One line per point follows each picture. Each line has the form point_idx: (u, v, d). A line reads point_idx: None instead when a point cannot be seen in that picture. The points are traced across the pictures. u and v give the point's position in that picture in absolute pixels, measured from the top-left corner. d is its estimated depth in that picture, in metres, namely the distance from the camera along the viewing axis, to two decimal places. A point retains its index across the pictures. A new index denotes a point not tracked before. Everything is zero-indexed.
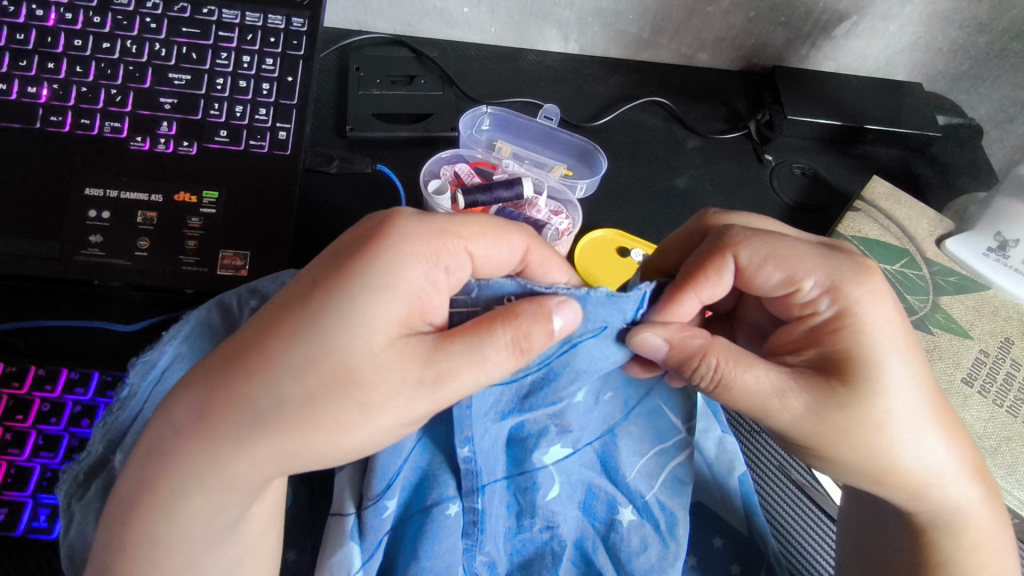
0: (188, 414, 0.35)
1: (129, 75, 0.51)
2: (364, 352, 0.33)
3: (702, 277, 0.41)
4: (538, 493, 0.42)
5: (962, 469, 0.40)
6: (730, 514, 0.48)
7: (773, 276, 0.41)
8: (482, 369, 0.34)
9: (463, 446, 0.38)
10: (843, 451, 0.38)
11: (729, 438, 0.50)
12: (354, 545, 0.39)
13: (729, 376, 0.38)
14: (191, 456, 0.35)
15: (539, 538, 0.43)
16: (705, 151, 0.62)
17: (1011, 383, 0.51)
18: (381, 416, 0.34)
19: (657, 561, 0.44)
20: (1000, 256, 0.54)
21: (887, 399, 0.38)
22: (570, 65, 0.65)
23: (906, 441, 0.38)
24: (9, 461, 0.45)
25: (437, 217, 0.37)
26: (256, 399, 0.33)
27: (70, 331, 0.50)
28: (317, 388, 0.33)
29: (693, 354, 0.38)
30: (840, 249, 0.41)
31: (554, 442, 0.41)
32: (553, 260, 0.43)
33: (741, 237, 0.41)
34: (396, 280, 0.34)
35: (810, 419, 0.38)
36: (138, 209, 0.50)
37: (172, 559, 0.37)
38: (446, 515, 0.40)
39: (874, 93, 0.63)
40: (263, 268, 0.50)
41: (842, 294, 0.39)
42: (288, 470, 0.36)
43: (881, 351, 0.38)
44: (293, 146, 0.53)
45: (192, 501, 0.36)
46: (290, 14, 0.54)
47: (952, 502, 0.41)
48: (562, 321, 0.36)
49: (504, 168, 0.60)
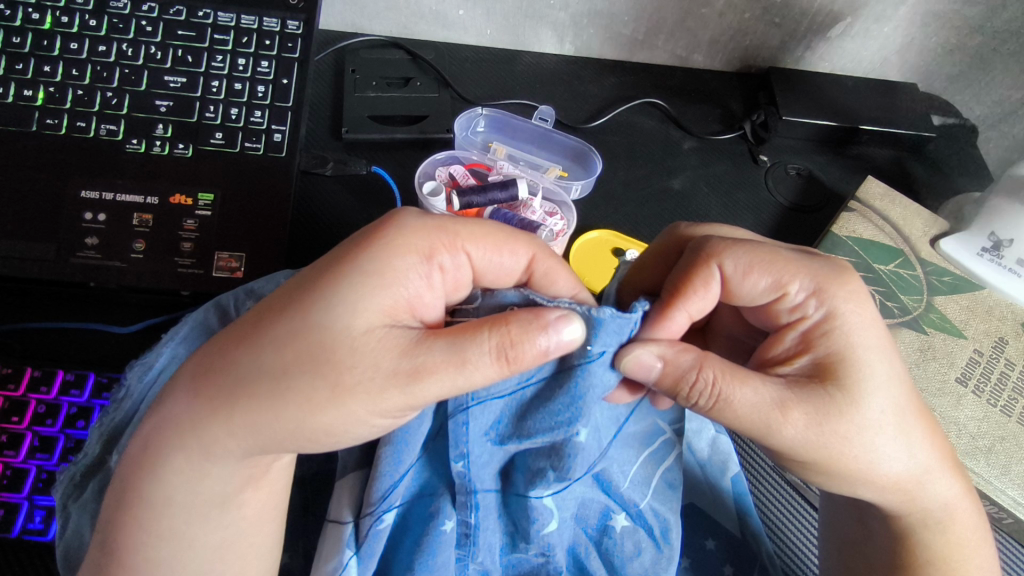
0: (184, 380, 0.37)
1: (124, 78, 0.51)
2: (342, 332, 0.33)
3: (690, 290, 0.41)
4: (534, 525, 0.40)
5: (948, 468, 0.40)
6: (721, 514, 0.49)
7: (760, 282, 0.41)
8: (462, 372, 0.34)
9: (457, 461, 0.39)
10: (841, 460, 0.38)
11: (723, 438, 0.51)
12: (348, 554, 0.39)
13: (726, 391, 0.37)
14: (177, 420, 0.36)
15: (534, 560, 0.43)
16: (700, 152, 0.63)
17: (1005, 383, 0.51)
18: (350, 402, 0.33)
19: (651, 564, 0.44)
20: (994, 256, 0.54)
21: (875, 401, 0.38)
22: (565, 66, 0.65)
23: (896, 441, 0.38)
24: (5, 462, 0.46)
25: (440, 217, 0.39)
26: (238, 368, 0.34)
27: (65, 332, 0.50)
28: (293, 361, 0.33)
29: (688, 369, 0.38)
30: (815, 253, 0.43)
31: (553, 485, 0.39)
32: (560, 270, 0.43)
33: (721, 246, 0.42)
34: (384, 268, 0.35)
35: (812, 430, 0.37)
36: (134, 212, 0.50)
37: (158, 523, 0.37)
38: (443, 531, 0.40)
39: (869, 94, 0.63)
40: (259, 269, 0.50)
41: (826, 295, 0.39)
42: (268, 445, 0.36)
43: (865, 352, 0.38)
44: (287, 148, 0.53)
45: (173, 461, 0.36)
46: (285, 17, 0.54)
47: (941, 499, 0.41)
48: (558, 336, 0.34)
49: (499, 170, 0.61)
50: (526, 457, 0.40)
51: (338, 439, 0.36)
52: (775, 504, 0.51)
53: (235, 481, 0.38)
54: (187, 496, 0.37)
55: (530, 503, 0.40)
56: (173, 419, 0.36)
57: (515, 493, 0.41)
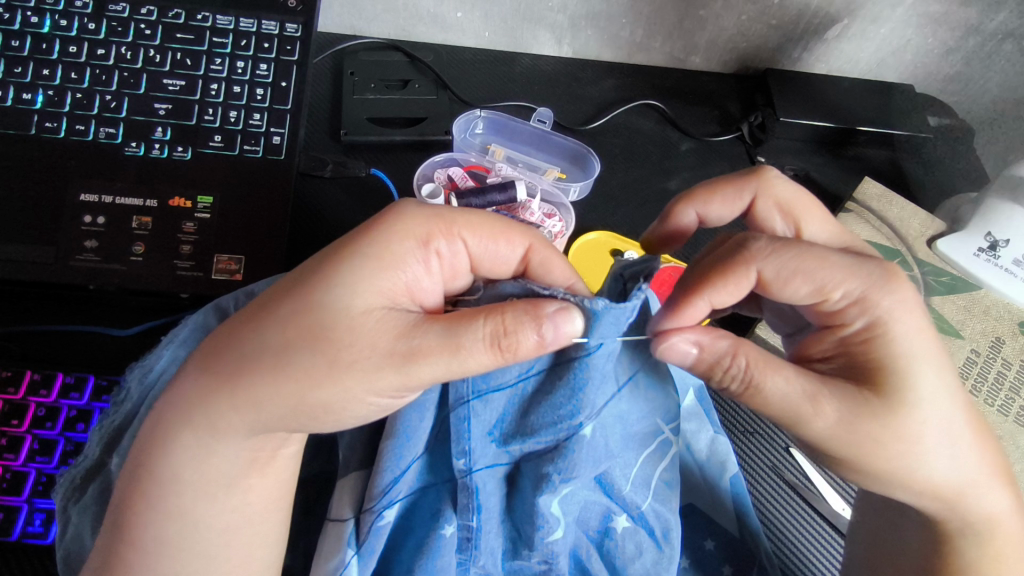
0: (193, 357, 0.38)
1: (124, 81, 0.51)
2: (342, 311, 0.35)
3: (720, 282, 0.40)
4: (540, 532, 0.40)
5: (996, 479, 0.40)
6: (719, 513, 0.49)
7: (801, 288, 0.39)
8: (455, 357, 0.34)
9: (458, 458, 0.39)
10: (876, 461, 0.38)
11: (722, 439, 0.50)
12: (350, 553, 0.39)
13: (758, 377, 0.38)
14: (182, 397, 0.37)
15: (536, 567, 0.42)
16: (698, 153, 0.63)
17: (1001, 383, 0.51)
18: (346, 378, 0.34)
19: (652, 565, 0.45)
20: (991, 256, 0.54)
21: (921, 409, 0.38)
22: (564, 68, 0.65)
23: (941, 453, 0.38)
24: (5, 465, 0.46)
25: (439, 206, 0.40)
26: (244, 345, 0.35)
27: (65, 335, 0.50)
28: (295, 337, 0.34)
29: (722, 356, 0.39)
30: (868, 254, 0.41)
31: (558, 488, 0.39)
32: (557, 260, 0.42)
33: (764, 249, 0.40)
34: (382, 252, 0.37)
35: (843, 427, 0.37)
36: (133, 215, 0.50)
37: (166, 501, 0.37)
38: (443, 536, 0.40)
39: (865, 95, 0.63)
40: (258, 272, 0.50)
41: (872, 304, 0.38)
42: (269, 424, 0.36)
43: (912, 361, 0.38)
44: (287, 150, 0.53)
45: (182, 437, 0.37)
46: (284, 20, 0.54)
47: (982, 510, 0.40)
48: (555, 330, 0.34)
49: (498, 172, 0.61)
50: (530, 458, 0.40)
51: (338, 418, 0.36)
52: (772, 500, 0.51)
53: (239, 462, 0.38)
54: (191, 481, 0.37)
55: (537, 508, 0.39)
56: (179, 400, 0.37)
57: (522, 498, 0.40)
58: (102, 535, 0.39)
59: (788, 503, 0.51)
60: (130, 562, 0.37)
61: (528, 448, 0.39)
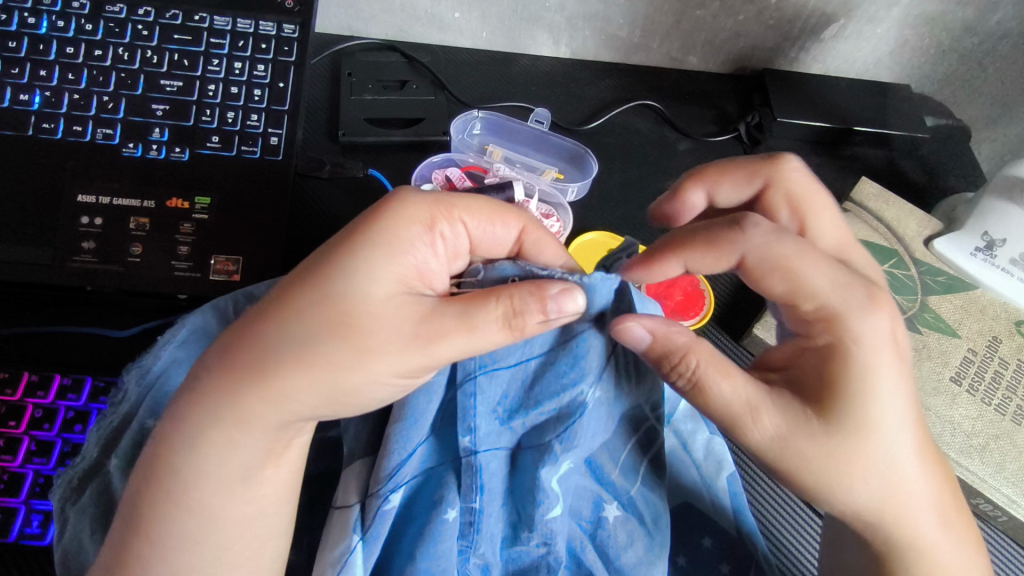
0: (211, 353, 0.37)
1: (120, 82, 0.51)
2: (362, 299, 0.35)
3: (699, 250, 0.42)
4: (540, 509, 0.39)
5: (937, 513, 0.40)
6: (717, 513, 0.49)
7: (776, 285, 0.40)
8: (472, 336, 0.35)
9: (464, 435, 0.39)
10: (811, 477, 0.38)
11: (717, 440, 0.51)
12: (355, 539, 0.39)
13: (705, 379, 0.38)
14: (204, 396, 0.37)
15: (535, 552, 0.41)
16: (696, 153, 0.63)
17: (998, 382, 0.51)
18: (372, 363, 0.34)
19: (644, 554, 0.44)
20: (987, 256, 0.55)
21: (869, 438, 0.37)
22: (561, 69, 0.65)
23: (872, 480, 0.38)
24: (3, 466, 0.46)
25: (439, 192, 0.40)
26: (262, 337, 0.35)
27: (62, 336, 0.50)
28: (317, 326, 0.34)
29: (674, 352, 0.39)
30: (857, 276, 0.41)
31: (561, 462, 0.40)
32: (548, 241, 0.44)
33: (752, 238, 0.41)
34: (391, 240, 0.37)
35: (779, 440, 0.38)
36: (131, 215, 0.50)
37: (179, 487, 0.37)
38: (446, 520, 0.39)
39: (861, 95, 0.63)
40: (253, 272, 0.50)
41: (842, 325, 0.38)
42: (293, 414, 0.37)
43: (870, 391, 0.37)
44: (284, 151, 0.53)
45: (204, 429, 0.37)
46: (281, 21, 0.54)
47: (914, 539, 0.40)
48: (560, 308, 0.35)
49: (495, 172, 0.61)
50: (532, 436, 0.40)
51: (363, 402, 0.36)
52: (771, 506, 0.51)
53: (260, 453, 0.38)
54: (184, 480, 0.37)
55: (538, 482, 0.39)
56: (198, 396, 0.37)
57: (524, 475, 0.40)
58: (112, 530, 0.38)
59: (779, 498, 0.52)
60: (141, 553, 0.37)
61: (530, 423, 0.40)
